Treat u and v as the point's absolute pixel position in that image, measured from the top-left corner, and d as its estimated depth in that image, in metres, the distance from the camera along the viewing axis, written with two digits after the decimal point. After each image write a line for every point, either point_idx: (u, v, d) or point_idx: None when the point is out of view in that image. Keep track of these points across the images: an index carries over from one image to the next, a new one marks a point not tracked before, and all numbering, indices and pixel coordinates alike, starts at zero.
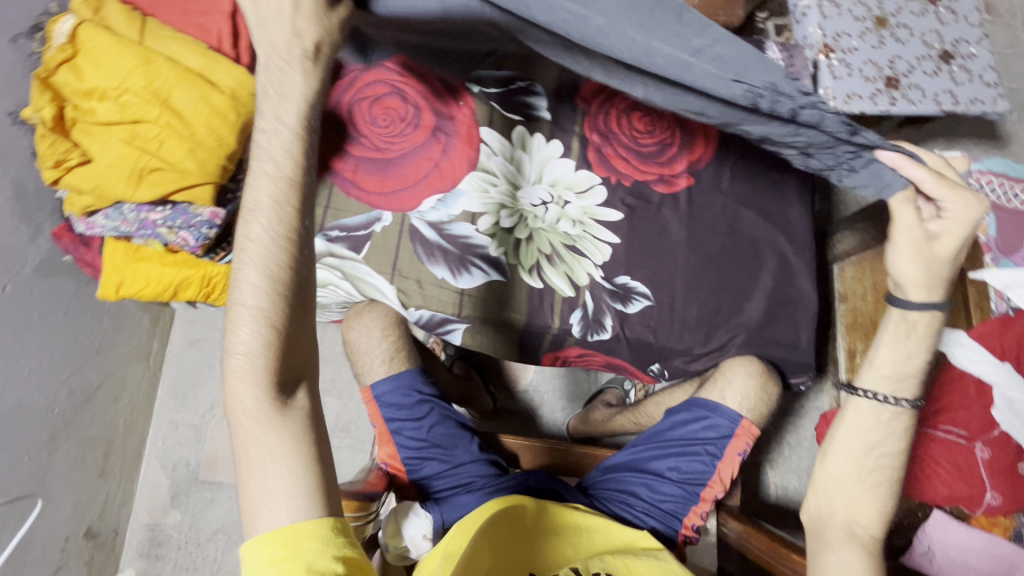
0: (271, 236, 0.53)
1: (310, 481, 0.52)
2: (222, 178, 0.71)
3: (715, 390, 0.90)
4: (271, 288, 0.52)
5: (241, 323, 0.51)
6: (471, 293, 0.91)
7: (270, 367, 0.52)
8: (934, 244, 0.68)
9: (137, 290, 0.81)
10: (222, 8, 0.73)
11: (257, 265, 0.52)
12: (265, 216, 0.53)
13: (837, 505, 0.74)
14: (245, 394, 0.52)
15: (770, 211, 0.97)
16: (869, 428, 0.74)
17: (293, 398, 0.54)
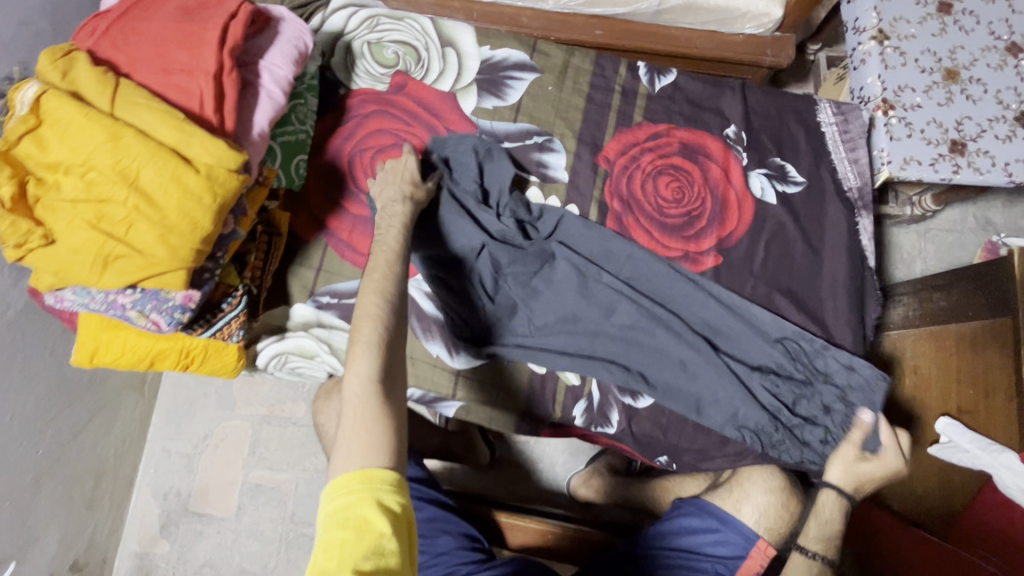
0: (384, 279, 0.69)
1: (385, 446, 0.58)
2: (196, 262, 0.65)
3: (731, 500, 0.84)
4: (388, 316, 0.66)
5: (364, 331, 0.64)
6: (467, 374, 0.85)
7: (378, 367, 0.62)
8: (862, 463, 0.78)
9: (112, 359, 0.76)
10: (206, 69, 0.67)
11: (373, 291, 0.67)
12: (388, 276, 0.69)
13: None
14: (354, 373, 0.62)
15: (807, 300, 0.88)
16: None
17: (391, 396, 0.62)
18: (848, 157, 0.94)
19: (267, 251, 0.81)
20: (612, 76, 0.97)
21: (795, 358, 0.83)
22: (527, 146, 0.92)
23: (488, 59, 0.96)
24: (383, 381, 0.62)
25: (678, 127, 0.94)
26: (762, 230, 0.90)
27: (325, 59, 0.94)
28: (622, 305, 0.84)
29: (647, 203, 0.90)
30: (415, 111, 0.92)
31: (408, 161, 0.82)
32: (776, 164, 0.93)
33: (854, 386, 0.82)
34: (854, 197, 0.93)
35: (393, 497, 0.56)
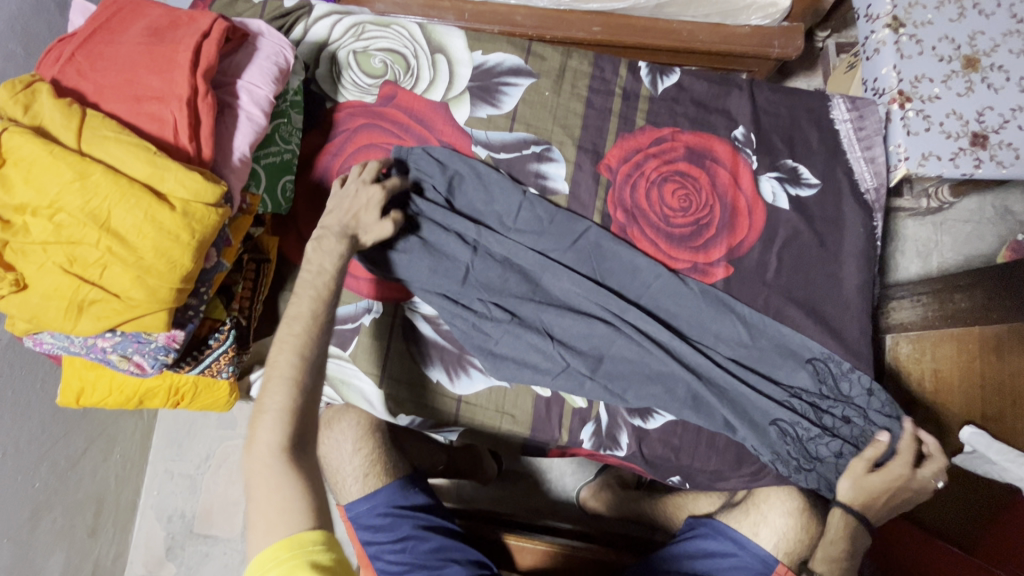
0: (304, 327, 0.63)
1: (304, 508, 0.54)
2: (177, 301, 0.61)
3: (747, 522, 0.81)
4: (303, 363, 0.61)
5: (273, 388, 0.59)
6: (470, 401, 0.81)
7: (292, 426, 0.58)
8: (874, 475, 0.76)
9: (98, 400, 0.72)
10: (178, 94, 0.63)
11: (288, 344, 0.62)
12: (306, 319, 0.64)
13: None
14: (264, 434, 0.57)
15: (823, 311, 0.84)
16: None
17: (305, 454, 0.58)
18: (865, 157, 0.89)
19: (255, 280, 0.77)
20: (612, 77, 0.92)
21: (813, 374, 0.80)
22: (524, 156, 0.88)
23: (481, 64, 0.91)
24: (299, 438, 0.58)
25: (683, 130, 0.89)
26: (775, 238, 0.86)
27: (309, 71, 0.89)
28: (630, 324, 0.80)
29: (653, 212, 0.86)
30: (407, 124, 0.87)
31: (373, 195, 0.73)
32: (789, 166, 0.88)
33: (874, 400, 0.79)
34: (872, 198, 0.88)
35: (326, 554, 0.53)
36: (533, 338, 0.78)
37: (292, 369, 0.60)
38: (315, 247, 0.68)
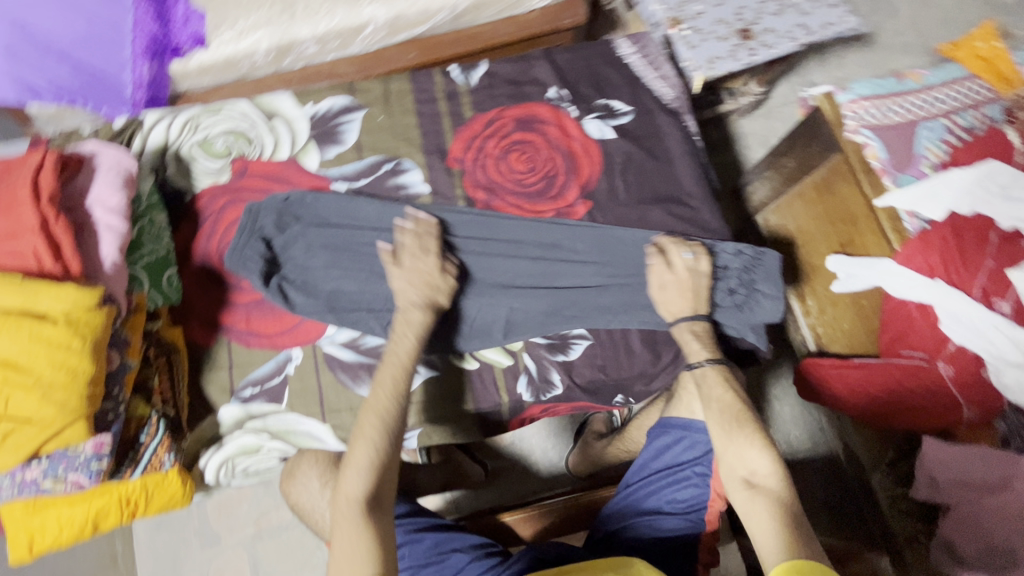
0: (389, 402, 0.76)
1: (368, 554, 0.66)
2: (92, 407, 0.64)
3: (685, 405, 0.88)
4: (385, 429, 0.74)
5: (361, 447, 0.73)
6: (410, 401, 0.87)
7: (371, 479, 0.72)
8: (659, 292, 0.87)
9: (53, 539, 0.72)
10: (28, 225, 0.67)
11: (376, 411, 0.75)
12: (389, 389, 0.77)
13: (729, 467, 0.76)
14: (350, 484, 0.71)
15: (676, 207, 0.96)
16: (721, 403, 0.79)
17: (378, 509, 0.70)
18: (659, 76, 1.05)
19: (171, 371, 0.80)
20: (431, 86, 1.03)
21: None
22: (380, 176, 0.96)
23: (314, 114, 1.00)
24: (374, 490, 0.71)
25: (507, 107, 1.01)
26: (614, 165, 0.98)
27: (159, 174, 0.94)
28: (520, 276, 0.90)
29: (507, 182, 0.96)
30: (268, 186, 0.94)
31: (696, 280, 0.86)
32: (602, 105, 1.02)
33: (750, 262, 0.91)
34: (676, 106, 1.03)
35: None
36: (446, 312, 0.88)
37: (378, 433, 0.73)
38: (402, 321, 0.80)
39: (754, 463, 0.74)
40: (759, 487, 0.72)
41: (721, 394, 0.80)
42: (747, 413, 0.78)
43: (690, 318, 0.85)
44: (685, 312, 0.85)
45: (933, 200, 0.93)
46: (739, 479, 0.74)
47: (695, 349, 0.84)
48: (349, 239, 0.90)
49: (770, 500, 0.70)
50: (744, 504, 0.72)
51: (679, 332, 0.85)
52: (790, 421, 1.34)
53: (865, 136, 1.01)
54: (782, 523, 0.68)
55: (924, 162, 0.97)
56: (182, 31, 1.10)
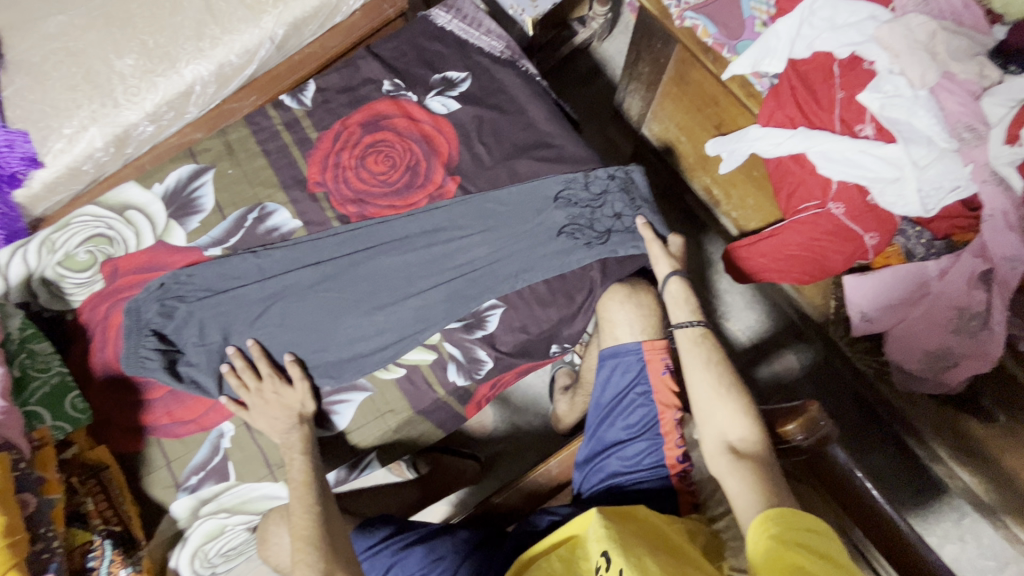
0: (308, 506, 0.76)
1: None
2: (17, 554, 0.63)
3: (609, 333, 0.90)
4: (313, 537, 0.73)
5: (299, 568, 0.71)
6: (353, 428, 0.89)
7: None
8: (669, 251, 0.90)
9: None
10: None
11: (301, 523, 0.74)
12: (302, 492, 0.77)
13: (711, 427, 0.77)
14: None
15: (540, 151, 0.96)
16: (708, 361, 0.81)
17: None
18: (484, 33, 1.04)
19: (105, 490, 0.79)
20: (268, 122, 1.01)
21: (570, 202, 0.92)
22: (248, 228, 0.95)
23: (165, 192, 0.98)
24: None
25: (349, 116, 1.00)
26: (469, 133, 0.98)
27: (31, 306, 0.91)
28: (414, 271, 0.90)
29: (373, 187, 0.95)
30: (143, 278, 0.92)
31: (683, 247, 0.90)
32: (438, 80, 1.01)
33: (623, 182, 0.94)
34: (508, 56, 1.02)
35: None
36: (355, 333, 0.87)
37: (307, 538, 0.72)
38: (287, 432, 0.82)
39: (735, 426, 0.75)
40: (741, 451, 0.73)
41: (708, 359, 0.81)
42: (738, 378, 0.79)
43: (678, 272, 0.87)
44: (669, 269, 0.88)
45: (772, 56, 0.93)
46: (717, 443, 0.76)
47: (682, 312, 0.86)
48: (235, 298, 0.88)
49: (752, 462, 0.71)
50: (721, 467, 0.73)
51: (674, 293, 0.87)
52: (746, 308, 1.33)
53: (692, 17, 0.97)
54: (760, 484, 0.69)
55: (754, 24, 0.97)
56: (10, 156, 1.05)
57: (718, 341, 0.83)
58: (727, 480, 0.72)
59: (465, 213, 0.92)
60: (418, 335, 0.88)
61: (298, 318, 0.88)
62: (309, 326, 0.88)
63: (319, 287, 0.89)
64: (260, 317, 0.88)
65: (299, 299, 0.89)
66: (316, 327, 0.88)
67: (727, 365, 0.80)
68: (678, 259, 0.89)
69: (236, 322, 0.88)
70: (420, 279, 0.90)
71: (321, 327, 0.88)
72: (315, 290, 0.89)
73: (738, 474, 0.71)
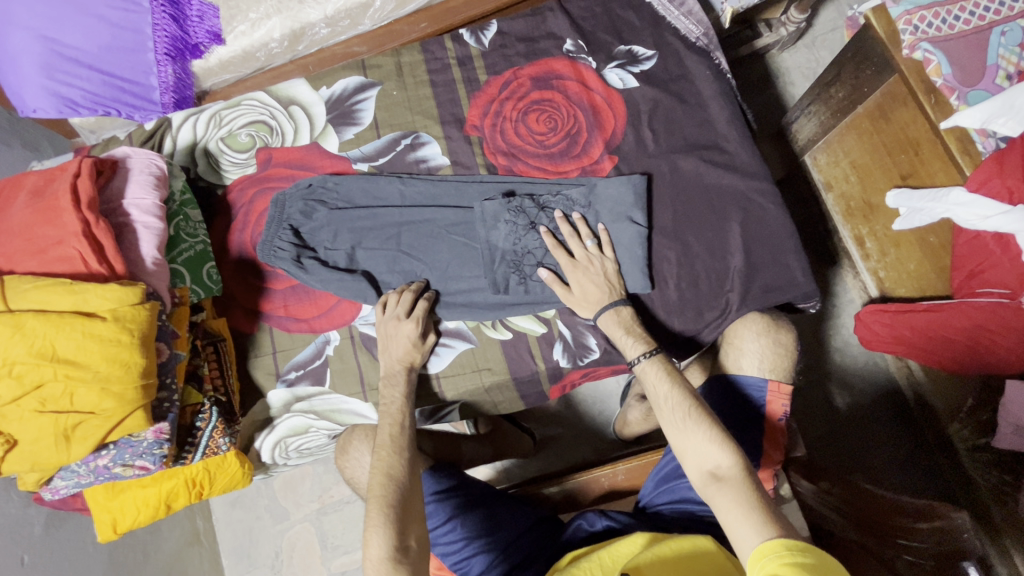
0: (390, 448, 0.77)
1: None
2: (148, 396, 0.68)
3: (730, 361, 0.85)
4: (388, 478, 0.74)
5: (375, 506, 0.72)
6: (447, 374, 0.89)
7: (395, 524, 0.70)
8: (574, 283, 0.84)
9: (132, 521, 0.79)
10: (72, 230, 0.70)
11: (382, 464, 0.75)
12: (389, 427, 0.78)
13: (691, 467, 0.70)
14: (374, 547, 0.68)
15: (711, 153, 0.90)
16: (663, 383, 0.74)
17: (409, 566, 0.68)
18: (684, 13, 0.97)
19: (218, 359, 0.84)
20: (443, 53, 1.00)
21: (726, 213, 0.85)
22: (399, 152, 0.95)
23: (330, 97, 0.99)
24: (399, 543, 0.69)
25: (522, 66, 0.97)
26: (640, 115, 0.92)
27: (190, 171, 0.97)
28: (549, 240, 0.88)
29: (528, 145, 0.93)
30: (292, 174, 0.95)
31: (603, 263, 0.84)
32: (623, 51, 0.95)
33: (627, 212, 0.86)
34: (704, 44, 0.95)
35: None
36: (478, 284, 0.87)
37: (394, 476, 0.74)
38: (385, 383, 0.82)
39: (713, 454, 0.68)
40: (725, 480, 0.67)
41: (664, 388, 0.74)
42: (699, 404, 0.72)
43: (612, 306, 0.81)
44: (597, 309, 0.82)
45: (1007, 116, 0.81)
46: (702, 477, 0.69)
47: (630, 345, 0.79)
48: (372, 217, 0.89)
49: (739, 490, 0.65)
50: (714, 503, 0.66)
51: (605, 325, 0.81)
52: (857, 374, 1.22)
53: (926, 51, 0.86)
54: (756, 510, 0.62)
55: (997, 75, 0.85)
56: (197, 27, 1.09)
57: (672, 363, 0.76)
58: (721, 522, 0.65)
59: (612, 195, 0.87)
60: (537, 305, 0.87)
61: (427, 253, 0.88)
62: (433, 263, 0.88)
63: (453, 229, 0.89)
64: (386, 241, 0.89)
65: (432, 235, 0.89)
66: (441, 266, 0.88)
67: (685, 389, 0.74)
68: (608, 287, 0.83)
69: (369, 241, 0.89)
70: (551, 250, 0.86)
71: (446, 268, 0.88)
72: (449, 231, 0.89)
73: (733, 509, 0.64)
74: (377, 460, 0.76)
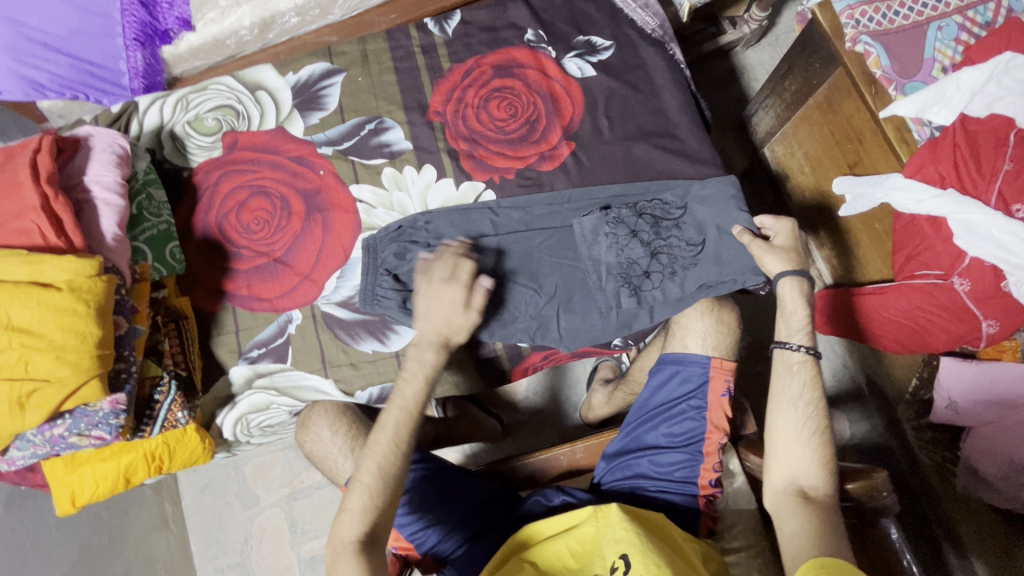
0: (392, 439, 0.75)
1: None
2: (105, 366, 0.69)
3: (677, 340, 0.88)
4: (394, 464, 0.74)
5: (357, 493, 0.73)
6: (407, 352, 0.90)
7: (379, 517, 0.72)
8: (777, 241, 0.81)
9: (90, 494, 0.80)
10: (30, 204, 0.71)
11: (383, 450, 0.74)
12: (402, 410, 0.75)
13: (780, 466, 0.72)
14: (345, 531, 0.72)
15: (664, 139, 0.93)
16: (806, 387, 0.73)
17: (375, 551, 0.71)
18: (641, 5, 1.00)
19: (179, 335, 0.85)
20: (407, 41, 1.02)
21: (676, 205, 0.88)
22: (363, 136, 0.97)
23: (296, 82, 1.01)
24: (368, 534, 0.71)
25: (485, 55, 0.99)
26: (597, 103, 0.96)
27: (156, 154, 0.98)
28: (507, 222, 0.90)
29: (489, 130, 0.96)
30: (257, 157, 0.97)
31: (784, 228, 0.82)
32: (582, 42, 0.99)
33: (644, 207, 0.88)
34: (660, 36, 0.99)
35: None
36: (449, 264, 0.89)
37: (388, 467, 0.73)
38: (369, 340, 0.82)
39: (811, 472, 0.70)
40: (814, 500, 0.69)
41: (806, 392, 0.73)
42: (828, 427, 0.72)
43: (795, 272, 0.77)
44: (784, 267, 0.78)
45: (940, 105, 0.86)
46: (785, 485, 0.71)
47: (795, 323, 0.76)
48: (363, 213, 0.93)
49: (820, 513, 0.67)
50: (779, 511, 0.70)
51: (784, 292, 0.78)
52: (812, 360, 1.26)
53: (866, 44, 0.91)
54: (825, 536, 0.65)
55: (933, 67, 0.89)
56: (167, 14, 1.10)
57: (820, 376, 0.75)
58: (781, 531, 0.69)
59: (709, 196, 0.87)
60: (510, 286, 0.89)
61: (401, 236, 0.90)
62: (528, 255, 0.90)
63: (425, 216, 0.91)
64: (480, 249, 0.89)
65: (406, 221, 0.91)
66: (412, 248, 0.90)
67: (821, 407, 0.73)
68: (788, 255, 0.79)
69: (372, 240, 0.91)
70: (655, 258, 0.87)
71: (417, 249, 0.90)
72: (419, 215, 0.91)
73: (802, 524, 0.67)
74: (382, 442, 0.75)
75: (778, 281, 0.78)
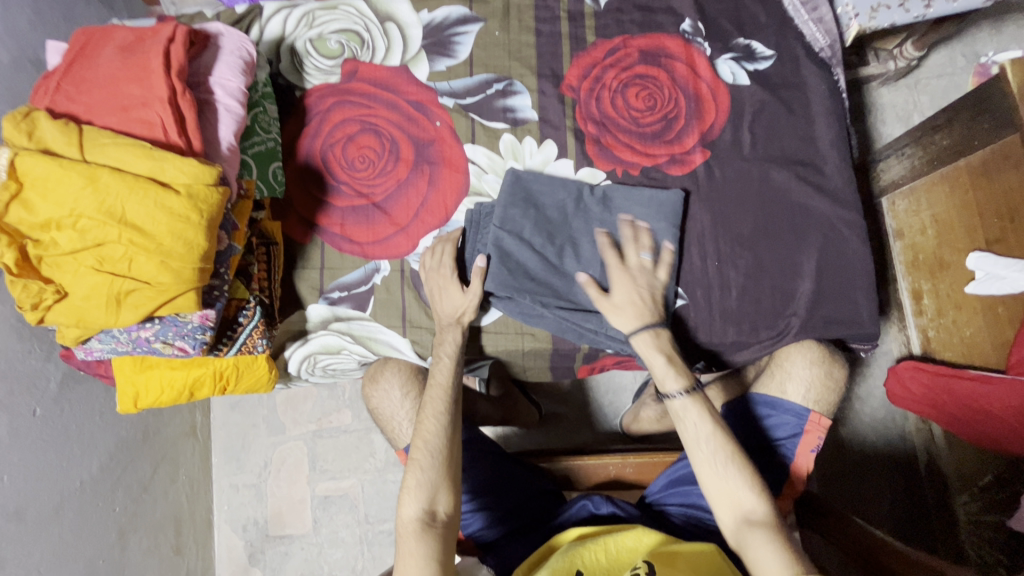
0: (438, 413, 0.78)
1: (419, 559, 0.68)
2: (203, 281, 0.66)
3: (775, 383, 0.86)
4: (444, 440, 0.76)
5: (415, 471, 0.74)
6: (491, 330, 0.88)
7: (442, 495, 0.73)
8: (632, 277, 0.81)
9: (153, 399, 0.78)
10: (158, 95, 0.67)
11: (433, 428, 0.77)
12: (442, 396, 0.79)
13: (723, 507, 0.72)
14: (407, 508, 0.72)
15: (807, 170, 0.87)
16: (704, 416, 0.75)
17: (436, 527, 0.71)
18: (814, 19, 0.91)
19: (268, 260, 0.82)
20: (555, 4, 0.95)
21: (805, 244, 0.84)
22: (489, 96, 0.92)
23: (429, 22, 0.95)
24: (429, 508, 0.72)
25: (634, 36, 0.92)
26: (743, 115, 0.89)
27: (273, 67, 0.94)
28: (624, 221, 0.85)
29: (622, 119, 0.89)
30: (374, 93, 0.91)
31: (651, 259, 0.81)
32: (742, 45, 0.91)
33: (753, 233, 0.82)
34: (828, 57, 0.91)
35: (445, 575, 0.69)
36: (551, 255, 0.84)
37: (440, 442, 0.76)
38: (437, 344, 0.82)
39: (745, 499, 0.71)
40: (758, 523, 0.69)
41: (702, 427, 0.75)
42: (738, 449, 0.74)
43: (650, 325, 0.78)
44: (636, 325, 0.78)
45: None
46: (735, 521, 0.71)
47: (667, 373, 0.77)
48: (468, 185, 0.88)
49: (769, 534, 0.68)
50: (747, 553, 0.68)
51: (640, 345, 0.78)
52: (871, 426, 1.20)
53: None
54: (787, 560, 0.65)
55: None
56: None
57: (710, 404, 0.77)
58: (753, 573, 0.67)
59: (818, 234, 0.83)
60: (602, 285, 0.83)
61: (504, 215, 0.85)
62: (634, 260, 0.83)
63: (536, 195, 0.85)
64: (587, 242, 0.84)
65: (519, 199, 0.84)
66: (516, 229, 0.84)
67: (721, 433, 0.75)
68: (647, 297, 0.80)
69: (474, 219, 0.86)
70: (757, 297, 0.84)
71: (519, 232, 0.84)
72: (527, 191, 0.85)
73: (771, 557, 0.66)
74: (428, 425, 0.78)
75: (634, 336, 0.78)
